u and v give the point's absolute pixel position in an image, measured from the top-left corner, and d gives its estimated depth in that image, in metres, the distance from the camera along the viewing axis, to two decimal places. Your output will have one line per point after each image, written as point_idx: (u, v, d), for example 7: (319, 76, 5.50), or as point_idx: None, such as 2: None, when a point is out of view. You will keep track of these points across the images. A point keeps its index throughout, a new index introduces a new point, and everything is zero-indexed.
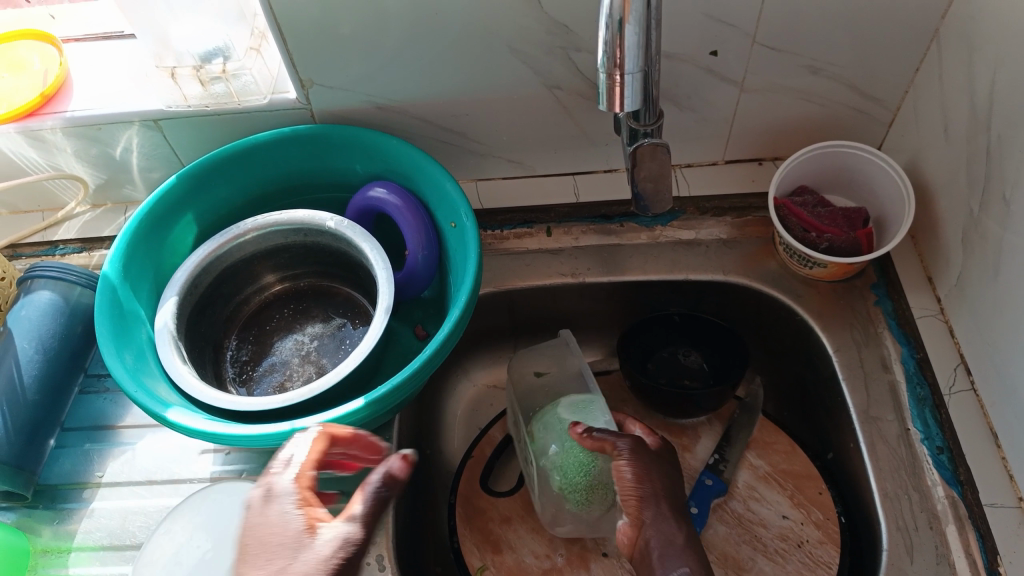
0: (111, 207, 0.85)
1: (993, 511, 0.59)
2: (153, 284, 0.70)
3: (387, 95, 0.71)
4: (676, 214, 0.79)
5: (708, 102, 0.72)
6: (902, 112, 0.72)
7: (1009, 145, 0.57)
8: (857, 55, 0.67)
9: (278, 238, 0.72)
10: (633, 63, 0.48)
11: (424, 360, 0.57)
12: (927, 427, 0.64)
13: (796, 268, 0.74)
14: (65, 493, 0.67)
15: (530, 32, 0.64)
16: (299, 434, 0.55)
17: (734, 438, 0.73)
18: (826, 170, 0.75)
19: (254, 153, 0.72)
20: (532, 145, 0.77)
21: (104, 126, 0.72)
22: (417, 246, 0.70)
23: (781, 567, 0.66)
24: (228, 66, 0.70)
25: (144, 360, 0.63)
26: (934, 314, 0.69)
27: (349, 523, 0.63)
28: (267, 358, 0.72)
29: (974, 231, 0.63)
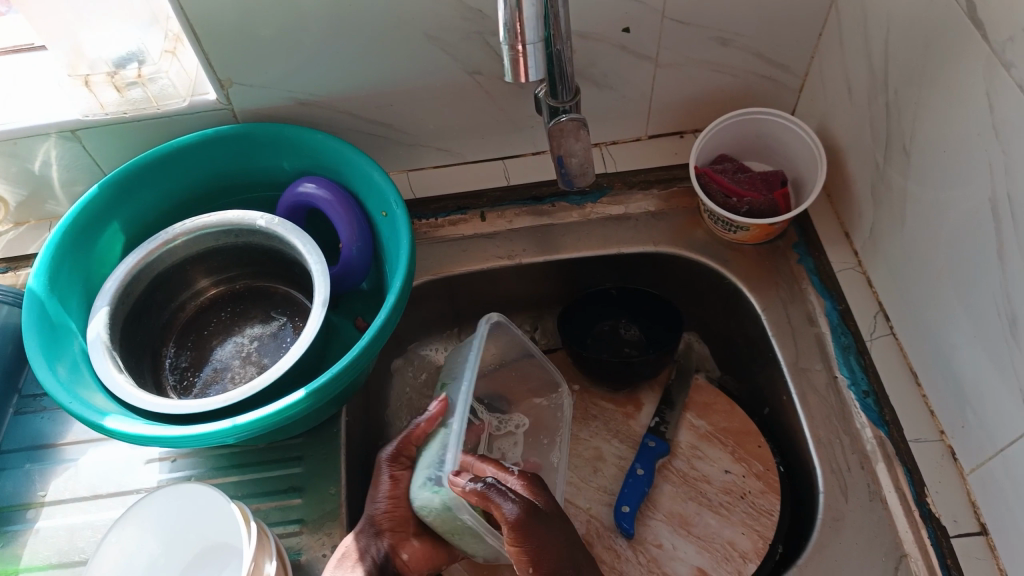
0: (35, 224, 0.83)
1: (917, 446, 0.62)
2: (83, 296, 0.69)
3: (310, 91, 0.71)
4: (604, 191, 0.81)
5: (626, 80, 0.74)
6: (809, 77, 0.75)
7: (906, 101, 0.61)
8: (762, 25, 0.70)
9: (210, 241, 0.72)
10: (533, 34, 0.50)
11: (363, 347, 0.58)
12: (853, 373, 0.67)
13: (722, 234, 0.77)
14: (8, 516, 0.66)
15: (446, 19, 0.65)
16: (242, 430, 0.55)
17: (674, 402, 0.76)
18: (743, 138, 0.78)
19: (178, 157, 0.71)
20: (460, 133, 0.78)
21: (20, 140, 0.71)
22: (351, 239, 0.70)
23: (726, 519, 0.68)
24: (144, 70, 0.70)
25: (79, 372, 0.62)
26: (853, 267, 0.72)
27: (302, 518, 0.63)
28: (207, 362, 0.72)
29: (881, 184, 0.66)
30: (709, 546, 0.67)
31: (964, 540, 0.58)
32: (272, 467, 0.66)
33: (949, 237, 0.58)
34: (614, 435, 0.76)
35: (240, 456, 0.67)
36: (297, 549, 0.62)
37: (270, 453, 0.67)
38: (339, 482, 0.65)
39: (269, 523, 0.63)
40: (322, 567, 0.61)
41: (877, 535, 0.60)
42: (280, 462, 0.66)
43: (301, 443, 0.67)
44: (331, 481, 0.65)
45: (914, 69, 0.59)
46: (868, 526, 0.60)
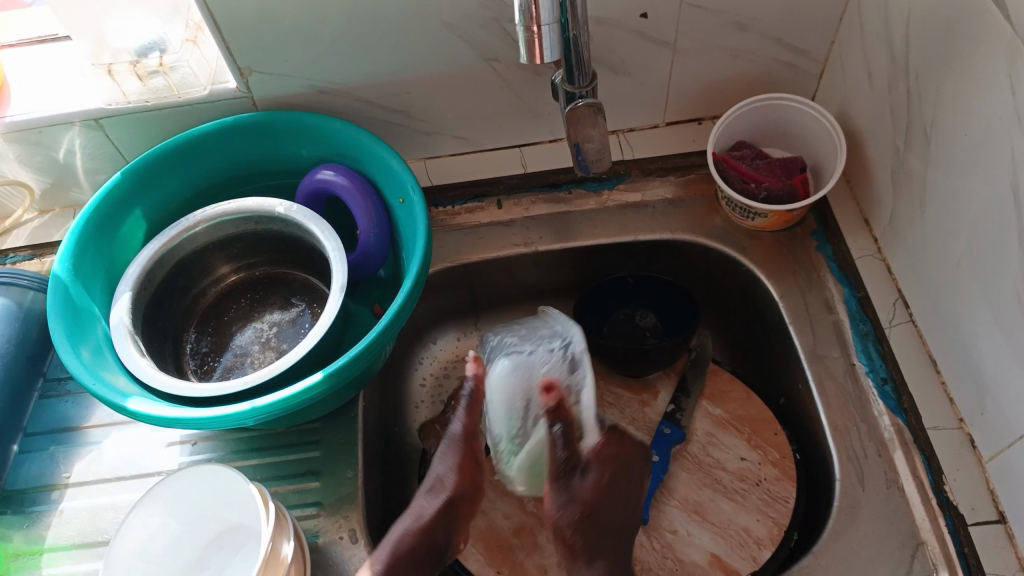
0: (59, 212, 0.84)
1: (936, 434, 0.61)
2: (106, 283, 0.70)
3: (327, 79, 0.72)
4: (622, 177, 0.81)
5: (643, 66, 0.74)
6: (829, 62, 0.74)
7: (927, 86, 0.60)
8: (781, 10, 0.69)
9: (229, 228, 0.73)
10: (548, 14, 0.51)
11: (381, 331, 0.59)
12: (871, 361, 0.67)
13: (739, 221, 0.77)
14: (33, 497, 0.67)
15: (462, 6, 0.65)
16: (261, 412, 0.56)
17: (689, 390, 0.76)
18: (761, 125, 0.78)
19: (198, 145, 0.72)
20: (476, 120, 0.78)
21: (44, 128, 0.72)
22: (368, 225, 0.70)
23: (740, 505, 0.69)
24: (166, 59, 0.70)
25: (102, 356, 0.63)
26: (872, 253, 0.71)
27: (320, 501, 0.64)
28: (227, 348, 0.73)
29: (901, 170, 0.66)
30: (724, 532, 0.68)
31: (982, 528, 0.57)
32: (291, 450, 0.67)
33: (970, 224, 0.57)
34: (630, 422, 0.76)
35: (259, 440, 0.68)
36: (314, 532, 0.62)
37: (290, 437, 0.68)
38: (355, 466, 0.65)
39: (287, 505, 0.64)
40: (340, 550, 0.61)
41: (893, 522, 0.60)
42: (299, 446, 0.67)
43: (318, 427, 0.68)
44: (348, 464, 0.66)
45: (938, 52, 0.58)
46: (884, 514, 0.60)
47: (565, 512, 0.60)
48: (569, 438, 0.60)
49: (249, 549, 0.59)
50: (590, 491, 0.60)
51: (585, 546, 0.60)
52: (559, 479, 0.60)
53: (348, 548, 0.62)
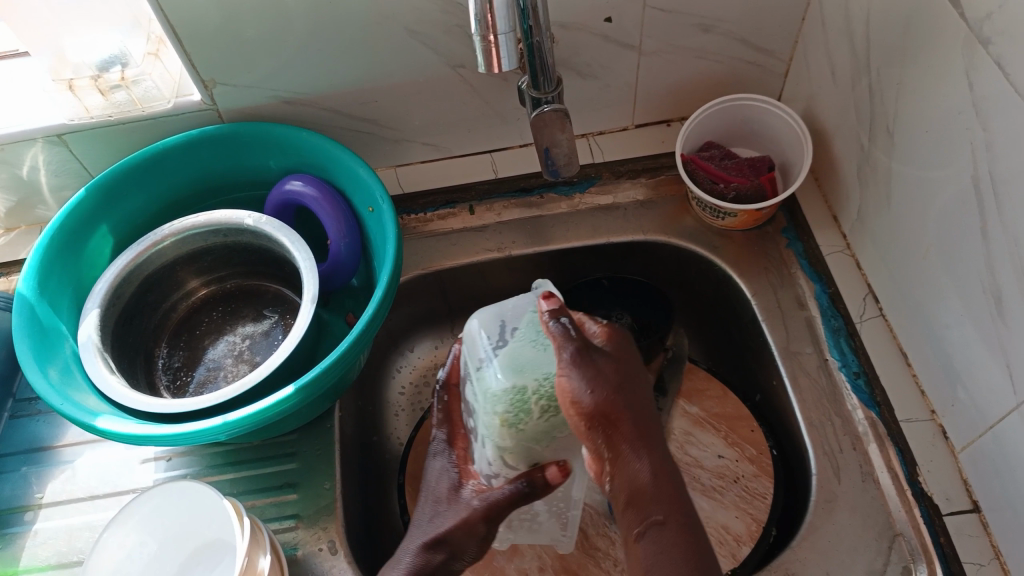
0: (25, 230, 0.83)
1: (909, 426, 0.62)
2: (74, 301, 0.69)
3: (294, 89, 0.71)
4: (592, 180, 0.82)
5: (611, 69, 0.74)
6: (794, 62, 0.75)
7: (889, 83, 0.61)
8: (745, 11, 0.70)
9: (199, 241, 0.72)
10: (504, 24, 0.50)
11: (353, 340, 0.58)
12: (844, 354, 0.68)
13: (710, 221, 0.77)
14: (7, 517, 0.66)
15: (428, 13, 0.65)
16: (233, 426, 0.55)
17: (666, 387, 0.77)
18: (729, 125, 0.78)
19: (165, 159, 0.71)
20: (447, 127, 0.78)
21: (7, 146, 0.71)
22: (339, 235, 0.70)
23: (719, 502, 0.69)
24: (127, 73, 0.69)
25: (71, 375, 0.62)
26: (842, 249, 0.72)
27: (298, 514, 0.63)
28: (199, 363, 0.72)
29: (867, 166, 0.66)
30: None
31: (957, 517, 0.58)
32: (268, 464, 0.66)
33: (936, 216, 0.58)
34: None
35: (236, 454, 0.67)
36: (293, 545, 0.62)
37: (267, 450, 0.67)
38: (333, 477, 0.65)
39: (266, 520, 0.63)
40: (320, 563, 0.61)
41: (869, 514, 0.60)
42: (275, 459, 0.66)
43: (295, 439, 0.67)
44: (326, 476, 0.65)
45: (897, 49, 0.59)
46: (861, 506, 0.61)
47: (585, 393, 0.43)
48: (579, 337, 0.45)
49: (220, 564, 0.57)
50: (596, 389, 0.43)
51: (630, 444, 0.44)
52: (579, 363, 0.44)
53: (328, 560, 0.61)
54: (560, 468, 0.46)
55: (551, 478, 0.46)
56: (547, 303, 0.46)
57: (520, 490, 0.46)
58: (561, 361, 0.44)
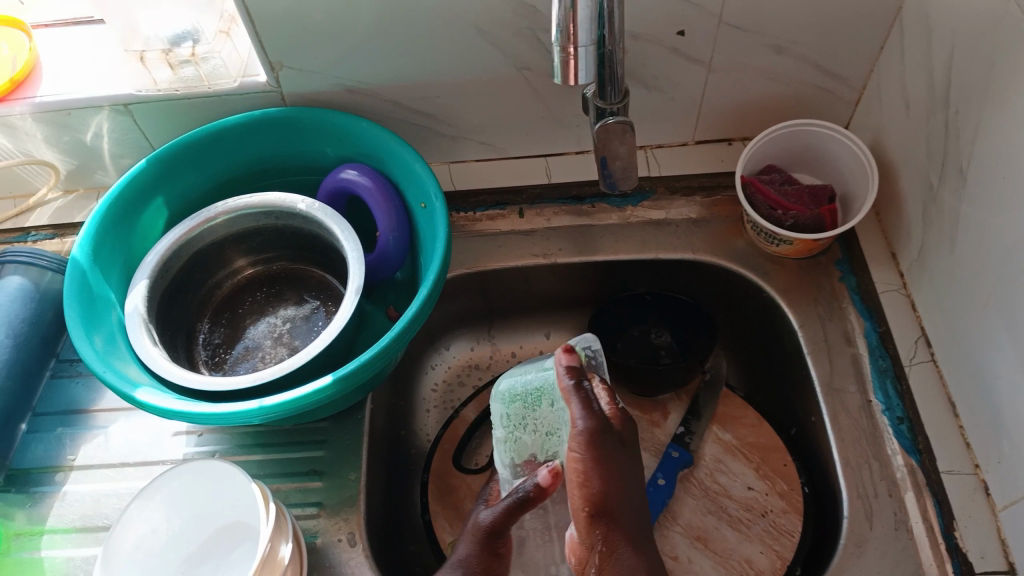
0: (83, 194, 0.85)
1: (949, 478, 0.60)
2: (124, 269, 0.70)
3: (356, 78, 0.71)
4: (646, 194, 0.80)
5: (675, 83, 0.73)
6: (867, 90, 0.73)
7: (966, 123, 0.58)
8: (820, 35, 0.68)
9: (249, 222, 0.73)
10: (585, 36, 0.49)
11: (392, 337, 0.58)
12: (889, 398, 0.66)
13: (763, 246, 0.75)
14: (37, 478, 0.68)
15: (497, 13, 0.64)
16: (267, 411, 0.56)
17: (700, 412, 0.75)
18: (792, 150, 0.76)
19: (225, 137, 0.72)
20: (504, 127, 0.77)
21: (73, 111, 0.72)
22: (387, 228, 0.70)
23: (744, 534, 0.68)
24: (197, 49, 0.70)
25: (114, 343, 0.63)
26: (897, 288, 0.70)
27: (321, 501, 0.64)
28: (239, 341, 0.73)
29: (933, 205, 0.64)
30: (725, 562, 0.67)
31: None
32: (295, 449, 0.67)
33: (1001, 265, 0.56)
34: (638, 442, 0.75)
35: (265, 435, 0.68)
36: (313, 532, 0.62)
37: (296, 435, 0.68)
38: (358, 468, 0.65)
39: (288, 504, 0.64)
40: (338, 553, 0.61)
41: (899, 564, 0.58)
42: (304, 445, 0.67)
43: (324, 427, 0.68)
44: (351, 466, 0.65)
45: (979, 88, 0.56)
46: (892, 553, 0.59)
47: (591, 480, 0.47)
48: (592, 398, 0.50)
49: (244, 549, 0.57)
50: (597, 481, 0.47)
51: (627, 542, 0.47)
52: (592, 443, 0.48)
53: (346, 552, 0.61)
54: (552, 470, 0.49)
55: (544, 481, 0.49)
56: (567, 359, 0.52)
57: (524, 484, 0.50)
58: (576, 442, 0.48)
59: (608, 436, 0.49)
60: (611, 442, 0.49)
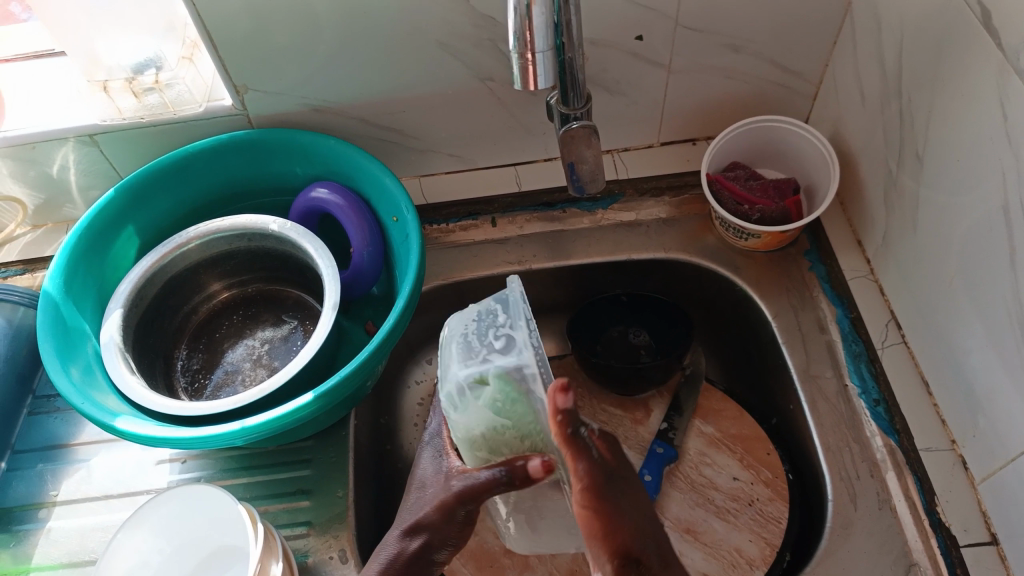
0: (51, 228, 0.84)
1: (928, 455, 0.61)
2: (97, 300, 0.70)
3: (322, 97, 0.72)
4: (616, 197, 0.82)
5: (637, 86, 0.74)
6: (822, 84, 0.75)
7: (919, 108, 0.60)
8: (774, 33, 0.69)
9: (222, 245, 0.72)
10: (543, 41, 0.50)
11: (372, 350, 0.58)
12: (864, 381, 0.67)
13: (733, 241, 0.77)
14: (20, 515, 0.67)
15: (458, 26, 0.65)
16: (251, 432, 0.56)
17: (683, 408, 0.76)
18: (755, 146, 0.78)
19: (193, 162, 0.72)
20: (472, 139, 0.78)
21: (38, 144, 0.72)
22: (361, 243, 0.70)
23: (733, 524, 0.69)
24: (160, 76, 0.70)
25: (92, 373, 0.63)
26: (865, 274, 0.72)
27: (310, 520, 0.63)
28: (218, 366, 0.72)
29: (893, 190, 0.66)
30: (716, 553, 0.67)
31: (975, 549, 0.57)
32: (282, 470, 0.66)
33: (962, 244, 0.57)
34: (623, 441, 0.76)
35: (250, 458, 0.68)
36: (304, 552, 0.62)
37: (281, 455, 0.67)
38: (346, 485, 0.65)
39: (277, 525, 0.64)
40: (330, 571, 0.61)
41: (886, 542, 0.59)
42: (289, 465, 0.67)
43: (309, 445, 0.67)
44: (338, 482, 0.65)
45: (928, 75, 0.58)
46: (878, 534, 0.60)
47: (610, 519, 0.45)
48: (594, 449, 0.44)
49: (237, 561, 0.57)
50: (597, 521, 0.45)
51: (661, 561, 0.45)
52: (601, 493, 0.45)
53: (338, 568, 0.61)
54: (542, 463, 0.44)
55: (532, 471, 0.44)
56: (565, 403, 0.43)
57: (500, 477, 0.46)
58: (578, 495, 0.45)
59: (612, 489, 0.45)
60: (612, 484, 0.45)
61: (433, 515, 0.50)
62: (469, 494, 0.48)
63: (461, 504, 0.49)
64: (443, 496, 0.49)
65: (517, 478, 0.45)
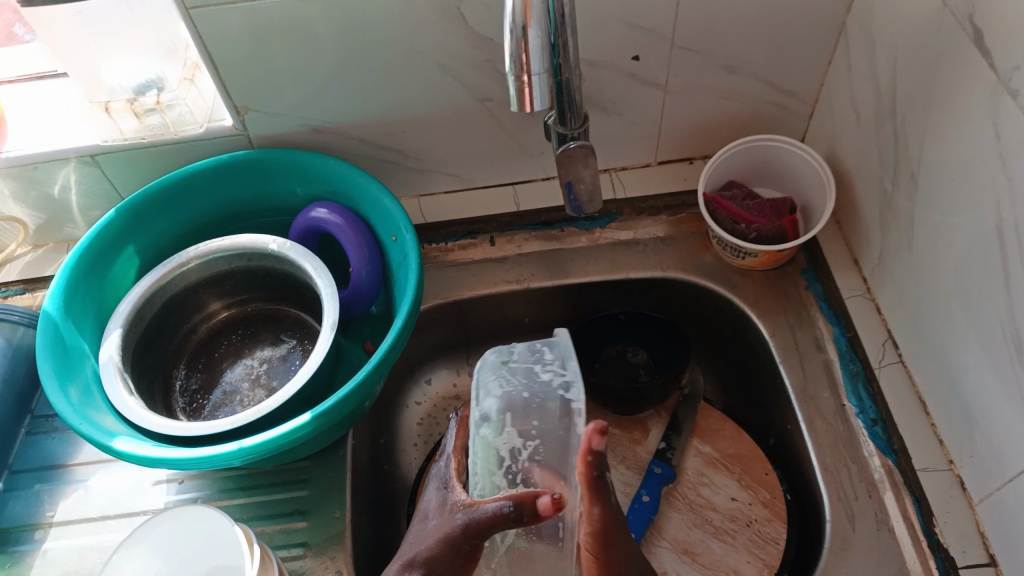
0: (52, 247, 0.85)
1: (926, 476, 0.61)
2: (97, 319, 0.70)
3: (321, 118, 0.72)
4: (613, 216, 0.82)
5: (634, 107, 0.75)
6: (818, 104, 0.75)
7: (914, 129, 0.60)
8: (769, 53, 0.70)
9: (221, 264, 0.73)
10: (538, 64, 0.51)
11: (369, 370, 0.59)
12: (861, 401, 0.67)
13: (730, 260, 0.77)
14: (17, 537, 0.67)
15: (455, 47, 0.66)
16: (248, 452, 0.56)
17: (681, 427, 0.76)
18: (751, 165, 0.78)
19: (194, 182, 0.73)
20: (470, 159, 0.78)
21: (40, 164, 0.72)
22: (360, 263, 0.71)
23: (731, 545, 0.68)
24: (162, 97, 0.72)
25: (91, 393, 0.63)
26: (862, 293, 0.72)
27: (306, 541, 0.63)
28: (217, 385, 0.73)
29: (889, 210, 0.66)
30: (715, 574, 0.67)
31: (974, 571, 0.57)
32: (279, 490, 0.66)
33: (957, 263, 0.58)
34: (620, 461, 0.76)
35: (247, 478, 0.68)
36: (300, 573, 0.62)
37: (278, 476, 0.67)
38: (343, 505, 0.65)
39: (273, 546, 0.63)
40: None
41: (884, 564, 0.59)
42: (287, 485, 0.67)
43: (307, 465, 0.67)
44: (335, 503, 0.65)
45: (921, 96, 0.59)
46: (876, 556, 0.59)
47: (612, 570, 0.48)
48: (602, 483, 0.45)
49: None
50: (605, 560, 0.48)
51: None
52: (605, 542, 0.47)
53: None
54: (553, 500, 0.43)
55: (541, 507, 0.43)
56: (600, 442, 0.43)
57: (508, 512, 0.44)
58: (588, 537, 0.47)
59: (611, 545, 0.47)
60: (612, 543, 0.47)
61: (435, 549, 0.49)
62: (475, 529, 0.46)
63: (465, 538, 0.47)
64: (447, 529, 0.48)
65: (527, 517, 0.44)
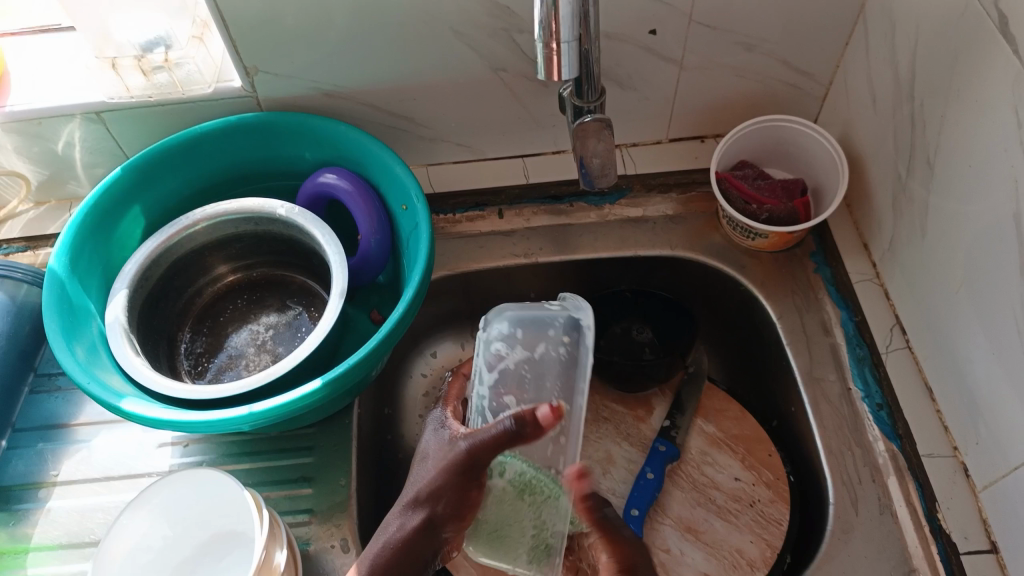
0: (55, 205, 0.83)
1: (930, 461, 0.62)
2: (102, 280, 0.69)
3: (333, 82, 0.71)
4: (624, 192, 0.81)
5: (649, 82, 0.74)
6: (834, 86, 0.75)
7: (932, 114, 0.60)
8: (788, 33, 0.69)
9: (229, 228, 0.72)
10: (568, 33, 0.50)
11: (380, 339, 0.58)
12: (867, 385, 0.67)
13: (739, 241, 0.77)
14: (19, 495, 0.67)
15: (473, 15, 0.65)
16: (257, 417, 0.56)
17: (684, 407, 0.76)
18: (764, 146, 0.78)
19: (202, 142, 0.71)
20: (482, 130, 0.78)
21: (44, 120, 0.71)
22: (369, 231, 0.70)
23: (734, 525, 0.69)
24: (171, 55, 0.69)
25: (97, 353, 0.63)
26: (871, 278, 0.72)
27: (312, 508, 0.64)
28: (222, 349, 0.72)
29: (902, 195, 0.66)
30: (717, 552, 0.68)
31: (974, 556, 0.58)
32: (284, 457, 0.66)
33: (970, 251, 0.58)
34: (624, 438, 0.77)
35: (252, 444, 0.67)
36: (306, 539, 0.62)
37: (284, 442, 0.67)
38: (349, 474, 0.65)
39: (280, 512, 0.64)
40: (332, 560, 0.61)
41: (885, 547, 0.60)
42: (292, 452, 0.67)
43: (312, 432, 0.67)
44: (341, 472, 0.65)
45: (942, 81, 0.58)
46: (878, 539, 0.60)
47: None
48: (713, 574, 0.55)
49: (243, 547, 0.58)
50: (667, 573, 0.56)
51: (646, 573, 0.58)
52: None
53: (340, 558, 0.61)
54: (553, 408, 0.46)
55: (541, 418, 0.46)
56: None
57: (508, 429, 0.47)
58: None
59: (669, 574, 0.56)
60: None
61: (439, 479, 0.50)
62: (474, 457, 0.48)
63: (471, 465, 0.48)
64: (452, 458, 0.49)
65: (527, 431, 0.46)
